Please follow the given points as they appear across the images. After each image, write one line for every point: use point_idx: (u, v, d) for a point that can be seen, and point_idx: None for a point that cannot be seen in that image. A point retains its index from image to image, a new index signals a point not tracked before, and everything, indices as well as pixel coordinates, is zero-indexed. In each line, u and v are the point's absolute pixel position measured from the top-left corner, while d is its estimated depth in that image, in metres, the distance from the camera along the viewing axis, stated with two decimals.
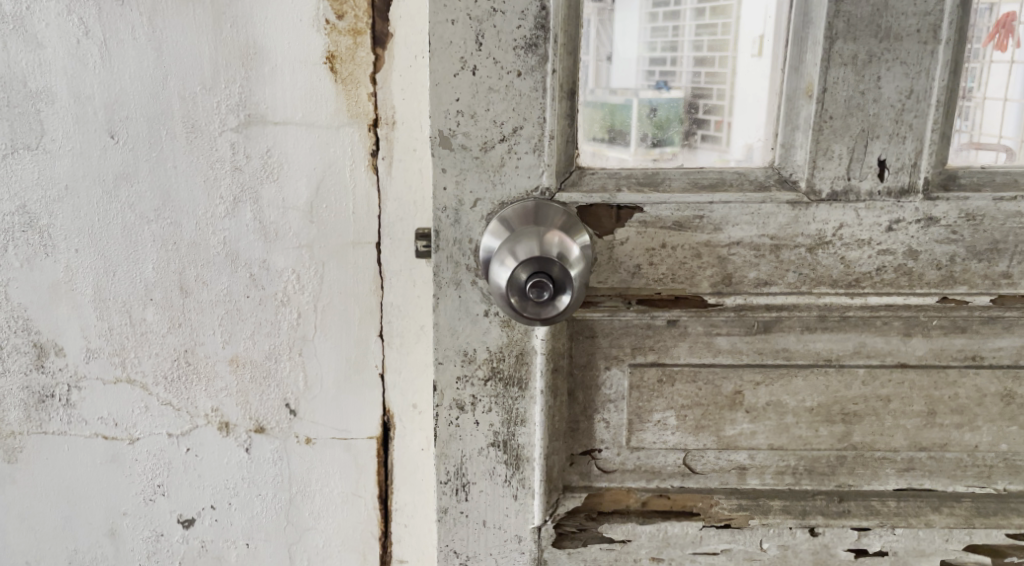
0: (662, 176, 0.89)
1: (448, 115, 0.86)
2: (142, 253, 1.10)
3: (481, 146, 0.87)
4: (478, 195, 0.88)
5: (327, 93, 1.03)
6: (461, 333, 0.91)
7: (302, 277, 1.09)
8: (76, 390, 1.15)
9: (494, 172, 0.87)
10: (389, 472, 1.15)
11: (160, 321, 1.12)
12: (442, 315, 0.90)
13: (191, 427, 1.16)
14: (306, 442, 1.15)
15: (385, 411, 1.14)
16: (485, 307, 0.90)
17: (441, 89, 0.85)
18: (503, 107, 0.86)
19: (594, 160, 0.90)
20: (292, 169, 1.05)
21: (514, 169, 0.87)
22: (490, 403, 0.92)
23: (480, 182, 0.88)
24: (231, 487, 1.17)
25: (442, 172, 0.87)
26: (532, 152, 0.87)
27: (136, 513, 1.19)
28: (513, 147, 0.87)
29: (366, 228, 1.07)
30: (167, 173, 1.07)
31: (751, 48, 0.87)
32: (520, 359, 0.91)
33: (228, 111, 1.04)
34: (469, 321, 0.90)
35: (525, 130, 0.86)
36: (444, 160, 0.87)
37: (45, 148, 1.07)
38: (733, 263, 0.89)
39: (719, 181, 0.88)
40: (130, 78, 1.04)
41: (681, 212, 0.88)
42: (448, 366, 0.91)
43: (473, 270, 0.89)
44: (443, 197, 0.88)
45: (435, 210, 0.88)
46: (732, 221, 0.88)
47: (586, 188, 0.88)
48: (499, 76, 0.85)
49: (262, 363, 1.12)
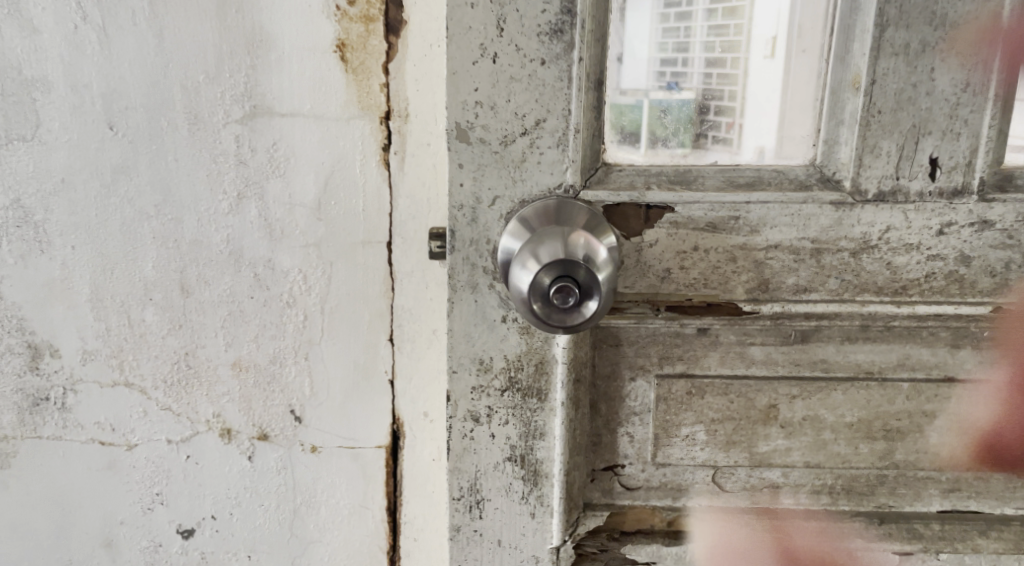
0: (695, 174, 0.83)
1: (466, 106, 0.81)
2: (141, 251, 1.05)
3: (502, 140, 0.81)
4: (496, 193, 0.82)
5: (337, 84, 0.97)
6: (477, 340, 0.86)
7: (308, 277, 1.03)
8: (72, 393, 1.11)
9: (515, 168, 0.82)
10: (398, 483, 1.10)
11: (160, 322, 1.07)
12: (458, 321, 0.86)
13: (191, 434, 1.11)
14: (311, 450, 1.09)
15: (395, 419, 1.07)
16: (503, 313, 0.85)
17: (458, 78, 0.80)
18: (525, 99, 0.80)
19: (619, 156, 0.84)
20: (299, 164, 0.99)
21: (536, 164, 0.82)
22: (507, 415, 0.87)
23: (499, 179, 0.82)
24: (233, 497, 1.12)
25: (458, 167, 0.82)
26: (556, 146, 0.81)
27: (133, 523, 1.15)
28: (535, 142, 0.81)
29: (377, 226, 1.01)
30: (168, 167, 1.01)
31: (764, 49, 0.83)
32: (540, 368, 0.86)
33: (232, 102, 0.98)
34: (485, 327, 0.85)
35: (548, 124, 0.81)
36: (461, 154, 0.82)
37: (41, 140, 1.02)
38: (770, 268, 0.83)
39: (756, 180, 0.83)
40: (130, 66, 0.99)
41: (715, 213, 0.82)
42: (463, 376, 0.86)
43: (492, 273, 0.84)
44: (459, 194, 0.83)
45: (449, 209, 0.83)
46: (770, 223, 0.82)
47: (613, 185, 0.83)
48: (519, 63, 0.80)
49: (266, 368, 1.07)
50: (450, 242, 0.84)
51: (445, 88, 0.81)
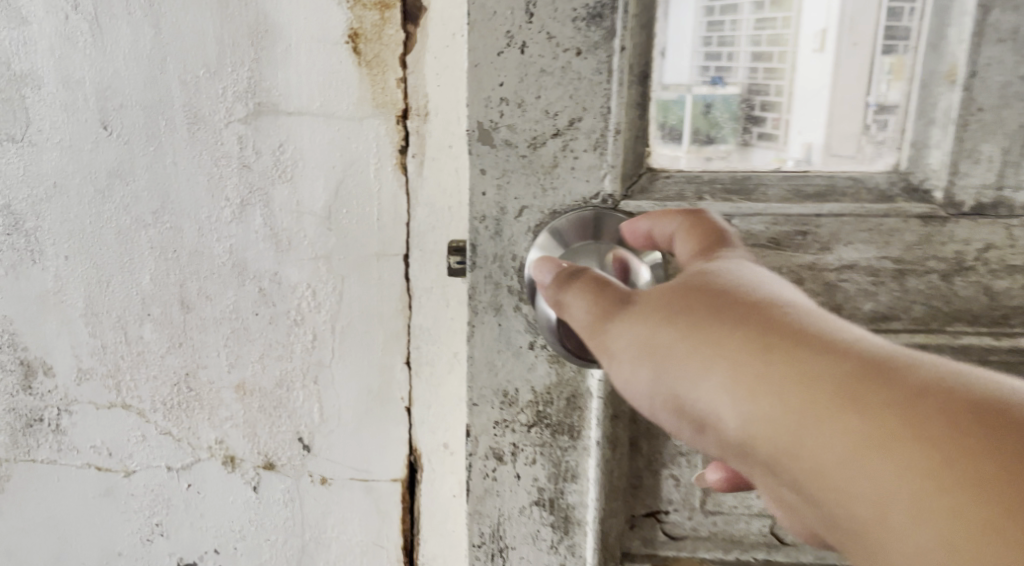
0: (755, 181, 0.73)
1: (489, 103, 0.70)
2: (138, 262, 0.96)
3: (530, 144, 0.71)
4: (524, 203, 0.72)
5: (350, 79, 0.87)
6: (500, 369, 0.76)
7: (317, 293, 0.93)
8: (67, 415, 1.02)
9: (545, 175, 0.72)
10: (416, 521, 0.99)
11: (159, 340, 0.98)
12: (479, 347, 0.76)
13: (192, 461, 1.02)
14: (321, 482, 0.99)
15: (412, 450, 0.97)
16: (530, 340, 0.75)
17: (479, 72, 0.70)
18: (558, 94, 0.70)
19: (668, 161, 0.74)
20: (307, 168, 0.90)
21: (569, 170, 0.72)
22: (534, 453, 0.77)
23: (528, 187, 0.72)
24: (237, 530, 1.03)
25: (479, 173, 0.72)
26: (593, 150, 0.71)
27: (132, 554, 1.06)
28: (569, 144, 0.71)
29: (393, 237, 0.91)
30: (166, 170, 0.92)
31: (812, 43, 0.73)
32: (572, 402, 0.76)
33: (235, 99, 0.89)
34: (511, 355, 0.76)
35: (584, 123, 0.70)
36: (483, 158, 0.72)
37: (31, 141, 0.94)
38: (843, 292, 0.74)
39: (829, 189, 0.73)
40: (125, 60, 0.90)
41: (778, 227, 0.73)
42: (484, 409, 0.77)
43: (518, 293, 0.74)
44: (481, 204, 0.73)
45: (470, 221, 0.73)
46: (844, 239, 0.73)
47: (658, 195, 0.73)
48: (550, 54, 0.69)
49: (273, 392, 0.97)
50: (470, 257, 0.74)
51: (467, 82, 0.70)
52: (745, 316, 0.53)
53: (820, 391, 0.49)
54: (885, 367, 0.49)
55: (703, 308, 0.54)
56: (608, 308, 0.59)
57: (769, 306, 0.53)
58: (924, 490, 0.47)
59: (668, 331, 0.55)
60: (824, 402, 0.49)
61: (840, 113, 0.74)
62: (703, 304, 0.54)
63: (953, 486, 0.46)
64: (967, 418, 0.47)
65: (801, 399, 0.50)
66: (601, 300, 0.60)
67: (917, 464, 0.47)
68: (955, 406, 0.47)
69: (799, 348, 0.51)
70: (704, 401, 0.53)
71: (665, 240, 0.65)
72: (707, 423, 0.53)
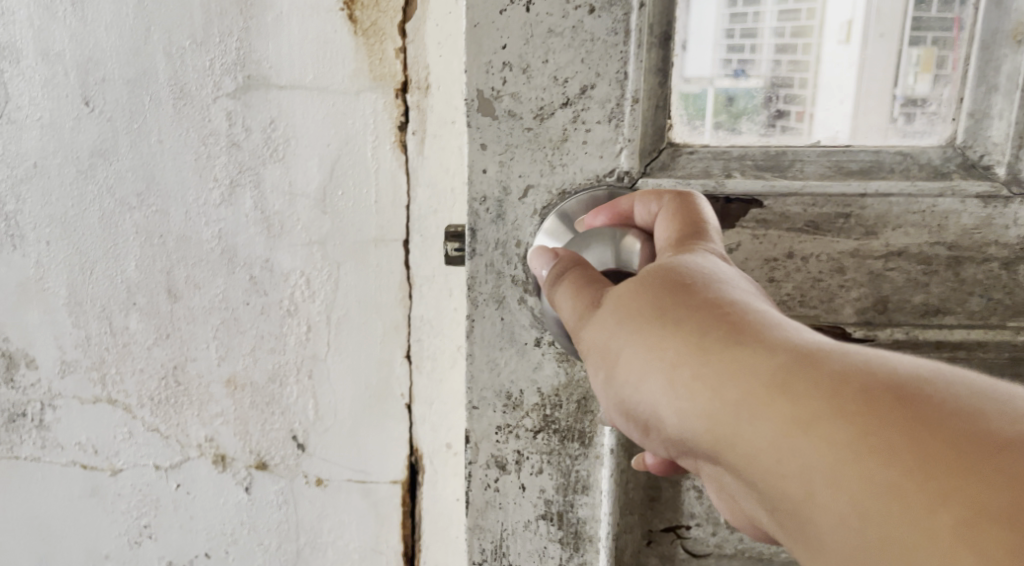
0: (791, 157, 0.68)
1: (490, 69, 0.65)
2: (123, 248, 0.90)
3: (535, 115, 0.66)
4: (530, 182, 0.67)
5: (344, 49, 0.81)
6: (503, 368, 0.70)
7: (311, 281, 0.87)
8: (51, 410, 0.97)
9: (553, 150, 0.66)
10: (417, 526, 0.93)
11: (145, 331, 0.92)
12: (479, 344, 0.70)
13: (181, 459, 0.96)
14: (316, 483, 0.93)
15: (413, 450, 0.91)
16: (536, 336, 0.69)
17: (481, 33, 0.65)
18: (568, 58, 0.64)
19: (691, 138, 0.69)
20: (300, 146, 0.84)
21: (580, 144, 0.66)
22: (540, 462, 0.71)
23: (533, 163, 0.67)
24: (229, 533, 0.97)
25: (480, 148, 0.67)
26: (608, 122, 0.65)
27: (119, 558, 1.01)
28: (580, 115, 0.65)
29: (391, 221, 0.84)
30: (151, 149, 0.86)
31: (837, 35, 0.71)
32: (583, 405, 0.70)
33: (223, 72, 0.83)
34: (515, 352, 0.70)
35: (597, 91, 0.65)
36: (484, 131, 0.66)
37: (10, 118, 0.88)
38: (889, 282, 0.67)
39: (875, 164, 0.67)
40: (106, 30, 0.84)
41: (816, 210, 0.67)
42: (485, 413, 0.71)
43: (523, 285, 0.68)
44: (482, 183, 0.67)
45: (469, 202, 0.68)
46: (892, 223, 0.66)
47: (682, 172, 0.67)
48: (557, 14, 0.64)
49: (265, 387, 0.91)
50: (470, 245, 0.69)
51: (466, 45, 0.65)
52: (691, 313, 0.49)
53: (751, 381, 0.46)
54: (832, 369, 0.45)
55: (648, 306, 0.51)
56: (571, 307, 0.56)
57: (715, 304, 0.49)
58: (869, 497, 0.43)
59: (614, 330, 0.52)
60: (765, 409, 0.46)
61: (867, 105, 0.70)
62: (649, 303, 0.51)
63: (892, 484, 0.43)
64: (914, 421, 0.43)
65: (742, 404, 0.47)
66: (574, 294, 0.56)
67: (863, 474, 0.43)
68: (900, 402, 0.44)
69: (742, 349, 0.47)
70: (648, 404, 0.50)
71: (649, 221, 0.60)
72: (651, 418, 0.51)
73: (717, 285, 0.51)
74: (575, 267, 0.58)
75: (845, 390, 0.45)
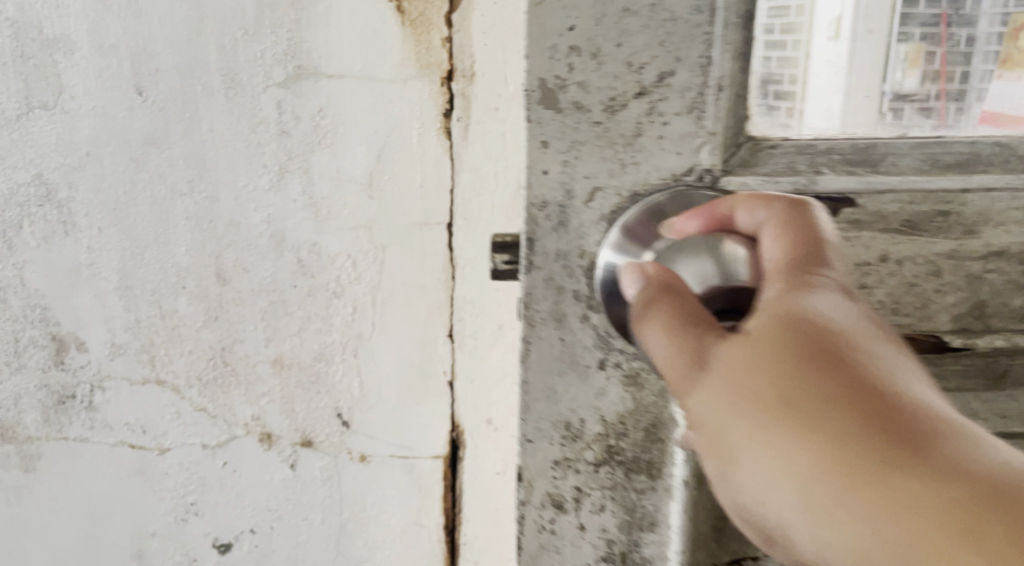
0: (881, 150, 0.69)
1: (556, 56, 0.65)
2: (173, 233, 0.93)
3: (605, 107, 0.66)
4: (597, 181, 0.68)
5: (392, 39, 0.84)
6: (562, 399, 0.72)
7: (358, 264, 0.91)
8: (100, 391, 1.00)
9: (625, 145, 0.67)
10: (457, 499, 0.97)
11: (194, 313, 0.95)
12: (535, 375, 0.72)
13: (227, 438, 0.99)
14: (359, 459, 0.96)
15: (454, 426, 0.94)
16: (600, 361, 0.71)
17: (545, 11, 0.64)
18: (644, 42, 0.65)
19: (768, 130, 0.70)
20: (348, 132, 0.87)
21: (655, 138, 0.67)
22: (601, 500, 0.74)
23: (602, 162, 0.67)
24: (275, 510, 1.00)
25: (541, 146, 0.67)
26: (689, 112, 0.66)
27: (166, 534, 1.04)
28: (657, 105, 0.66)
29: (436, 205, 0.88)
30: (203, 137, 0.90)
31: (828, 31, 0.75)
32: (648, 434, 0.73)
33: (274, 62, 0.86)
34: (576, 378, 0.72)
35: (676, 77, 0.65)
36: (544, 127, 0.67)
37: (64, 108, 0.91)
38: (986, 285, 0.72)
39: (972, 157, 0.70)
40: (160, 22, 0.87)
41: (918, 208, 0.69)
42: (543, 448, 0.73)
43: (586, 300, 0.70)
44: (544, 184, 0.68)
45: (529, 206, 0.68)
46: (993, 220, 0.70)
47: (766, 169, 0.68)
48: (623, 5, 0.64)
49: (311, 366, 0.94)
50: (527, 258, 0.70)
51: (530, 28, 0.65)
52: (843, 421, 0.47)
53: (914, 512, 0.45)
54: (997, 501, 0.44)
55: (781, 400, 0.48)
56: (673, 365, 0.54)
57: (858, 402, 0.47)
58: None
59: (737, 423, 0.49)
60: (918, 542, 0.45)
61: (857, 101, 0.75)
62: (781, 397, 0.48)
63: None
64: None
65: (889, 531, 0.45)
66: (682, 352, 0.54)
67: None
68: None
69: (893, 471, 0.46)
70: (773, 508, 0.49)
71: (752, 228, 0.60)
72: (781, 523, 0.49)
73: (865, 381, 0.48)
74: (663, 296, 0.57)
75: (1012, 532, 0.43)
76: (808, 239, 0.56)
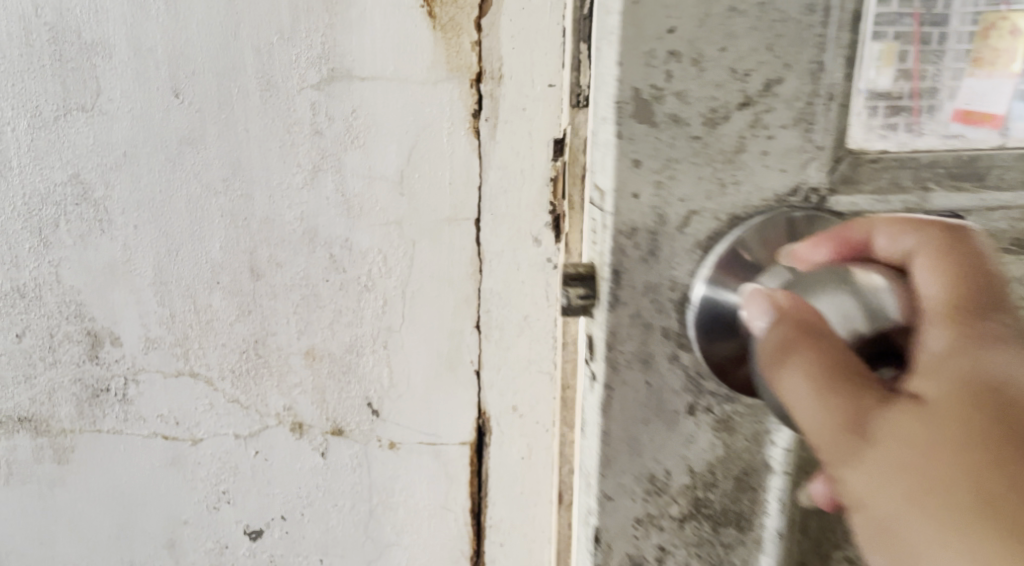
0: (987, 163, 0.66)
1: (652, 64, 0.64)
2: (208, 231, 0.97)
3: (705, 120, 0.65)
4: (692, 200, 0.67)
5: (423, 42, 0.88)
6: (646, 449, 0.71)
7: (388, 258, 0.94)
8: (134, 384, 1.03)
9: (722, 159, 0.66)
10: (483, 484, 1.01)
11: (227, 307, 0.99)
12: (617, 424, 0.71)
13: (259, 428, 1.02)
14: (389, 447, 1.00)
15: (480, 413, 0.99)
16: (687, 407, 0.70)
17: (642, 11, 0.63)
18: (749, 47, 0.64)
19: (867, 142, 0.66)
20: (380, 132, 0.91)
21: (757, 154, 0.66)
22: (685, 556, 0.73)
23: (698, 181, 0.67)
24: (305, 497, 1.04)
25: (631, 165, 0.66)
26: (795, 125, 0.65)
27: (198, 523, 1.08)
28: (760, 115, 0.65)
29: (464, 202, 0.92)
30: (238, 138, 0.93)
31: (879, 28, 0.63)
32: (737, 483, 0.71)
33: (309, 65, 0.90)
34: (662, 425, 0.71)
35: (783, 85, 0.65)
36: (636, 145, 0.66)
37: (101, 110, 0.95)
38: None
39: None
40: (198, 27, 0.91)
41: (1020, 225, 0.67)
42: (625, 501, 0.72)
43: (676, 338, 0.69)
44: (634, 209, 0.67)
45: (616, 232, 0.67)
46: None
47: (869, 187, 0.66)
48: (723, 17, 0.64)
49: (342, 357, 0.98)
50: (612, 292, 0.69)
51: (625, 31, 0.64)
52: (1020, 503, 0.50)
53: None
54: None
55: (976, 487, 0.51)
56: (836, 426, 0.55)
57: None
58: None
59: (910, 496, 0.52)
60: None
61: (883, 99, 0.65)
62: (972, 481, 0.51)
63: None
64: None
65: None
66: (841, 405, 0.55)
67: None
68: None
69: None
70: None
71: (895, 258, 0.61)
72: None
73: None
74: (811, 339, 0.57)
75: None
76: (969, 283, 0.58)
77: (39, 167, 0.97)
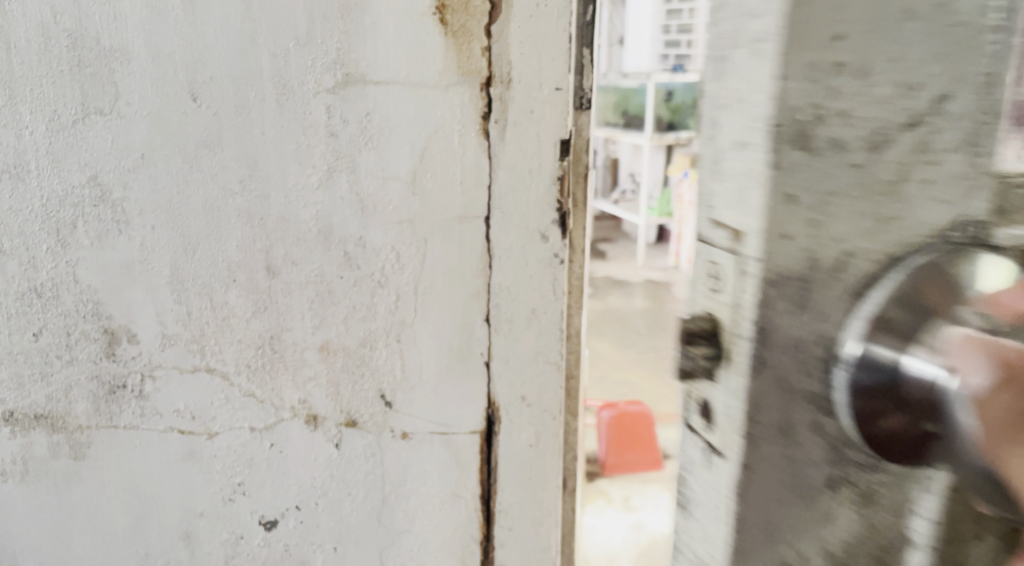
0: None
1: (818, 64, 0.46)
2: (225, 231, 0.99)
3: (868, 144, 0.47)
4: (848, 244, 0.48)
5: (435, 48, 0.93)
6: (779, 533, 0.51)
7: (401, 256, 0.99)
8: (150, 379, 1.06)
9: (886, 198, 0.47)
10: (493, 471, 1.06)
11: (243, 305, 1.02)
12: (750, 507, 0.51)
13: (275, 421, 1.06)
14: (402, 437, 1.05)
15: (490, 403, 1.04)
16: (836, 475, 0.50)
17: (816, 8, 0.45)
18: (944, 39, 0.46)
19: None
20: (393, 134, 0.95)
21: (922, 190, 0.47)
22: None
23: (857, 220, 0.47)
24: (319, 487, 1.08)
25: (786, 201, 0.47)
26: (963, 148, 0.47)
27: (213, 514, 1.11)
28: (936, 135, 0.46)
29: (475, 200, 0.97)
30: (254, 140, 0.96)
31: None
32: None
33: (324, 70, 0.94)
34: (795, 504, 0.51)
35: (959, 97, 0.46)
36: (796, 172, 0.47)
37: (119, 114, 0.97)
38: None
39: None
40: (215, 34, 0.94)
41: None
42: None
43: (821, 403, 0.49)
44: (785, 255, 0.48)
45: (765, 281, 0.49)
46: None
47: None
48: (899, 21, 0.46)
49: (356, 351, 1.02)
50: (755, 355, 0.50)
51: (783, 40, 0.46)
52: None
53: None
54: None
55: None
56: None
57: None
58: None
59: None
60: None
61: None
62: None
63: None
64: None
65: None
66: None
67: None
68: None
69: None
70: None
71: None
72: None
73: None
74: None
75: None
76: None
77: (57, 169, 0.99)
